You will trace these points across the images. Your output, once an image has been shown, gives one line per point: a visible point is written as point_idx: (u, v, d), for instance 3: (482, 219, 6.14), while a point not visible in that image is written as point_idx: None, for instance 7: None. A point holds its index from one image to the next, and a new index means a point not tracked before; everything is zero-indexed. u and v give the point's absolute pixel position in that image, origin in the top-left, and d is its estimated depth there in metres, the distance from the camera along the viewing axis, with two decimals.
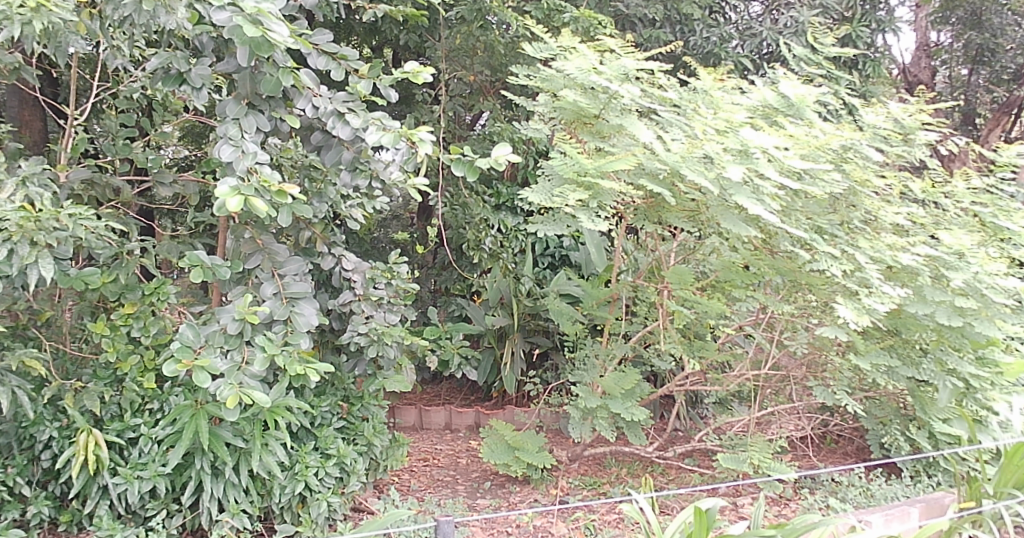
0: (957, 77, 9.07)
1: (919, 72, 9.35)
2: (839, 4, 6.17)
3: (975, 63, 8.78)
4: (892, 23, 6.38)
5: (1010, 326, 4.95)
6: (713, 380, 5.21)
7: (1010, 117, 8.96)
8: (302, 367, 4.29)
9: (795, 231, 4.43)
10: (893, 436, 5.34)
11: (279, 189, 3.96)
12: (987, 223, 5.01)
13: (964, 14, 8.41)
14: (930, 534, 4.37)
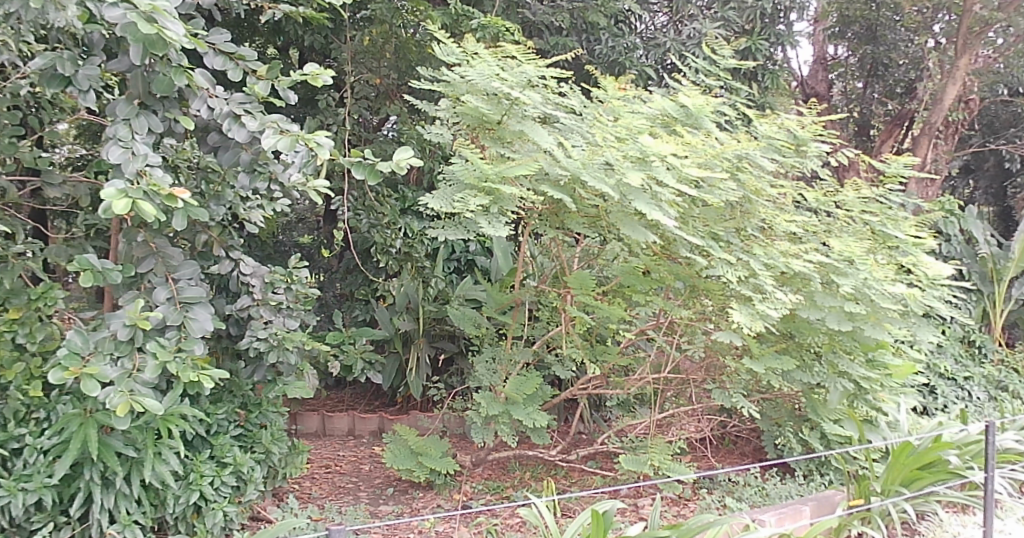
0: (853, 90, 9.48)
1: (816, 84, 9.37)
2: (741, 19, 6.31)
3: (869, 76, 9.25)
4: (791, 38, 6.56)
5: (897, 330, 5.10)
6: (615, 383, 5.26)
7: (902, 130, 9.18)
8: (197, 374, 4.17)
9: (691, 238, 4.52)
10: (787, 437, 5.46)
11: (171, 191, 3.77)
12: (876, 232, 5.10)
13: (860, 30, 8.92)
14: (820, 532, 4.51)
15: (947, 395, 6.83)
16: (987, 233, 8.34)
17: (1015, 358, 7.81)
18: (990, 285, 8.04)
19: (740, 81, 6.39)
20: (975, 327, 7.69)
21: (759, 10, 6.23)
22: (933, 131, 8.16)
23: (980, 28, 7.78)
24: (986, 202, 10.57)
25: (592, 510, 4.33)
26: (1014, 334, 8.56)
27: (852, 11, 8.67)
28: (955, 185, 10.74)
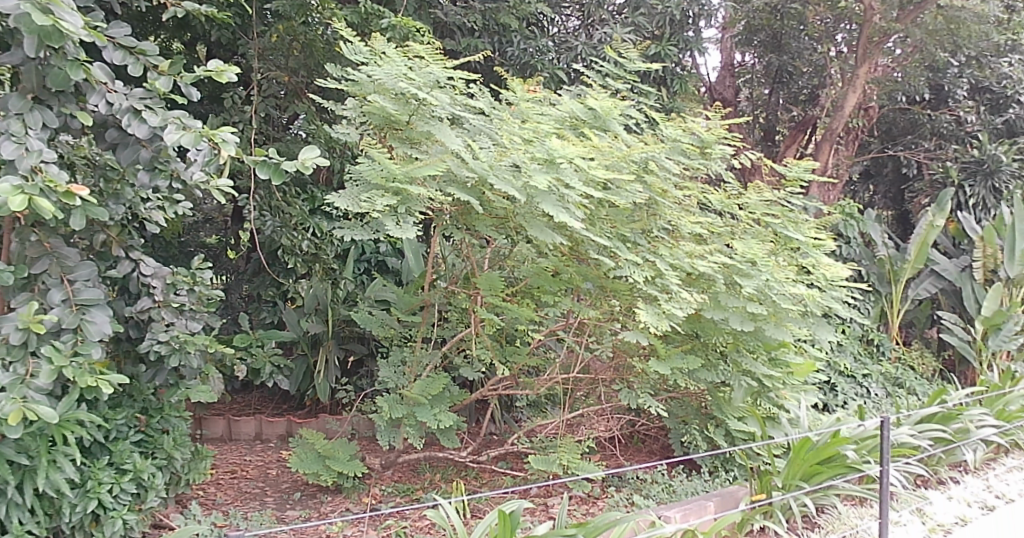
0: (759, 96, 9.85)
1: (723, 90, 9.57)
2: (651, 24, 6.51)
3: (774, 83, 9.64)
4: (700, 44, 6.70)
5: (798, 329, 5.22)
6: (524, 384, 5.30)
7: (804, 136, 9.70)
8: (95, 378, 3.99)
9: (597, 239, 4.59)
10: (693, 435, 5.56)
11: (69, 189, 3.65)
12: (778, 234, 5.23)
13: (766, 38, 9.19)
14: (724, 527, 4.61)
15: (847, 392, 7.14)
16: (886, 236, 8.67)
17: (911, 355, 8.16)
18: (887, 285, 8.35)
19: (649, 84, 6.52)
20: (874, 327, 8.01)
21: (668, 17, 6.46)
22: (833, 138, 8.82)
23: (880, 39, 8.29)
24: (885, 206, 10.80)
25: (499, 510, 4.34)
26: (911, 333, 8.93)
27: (758, 21, 8.82)
28: (855, 190, 11.04)
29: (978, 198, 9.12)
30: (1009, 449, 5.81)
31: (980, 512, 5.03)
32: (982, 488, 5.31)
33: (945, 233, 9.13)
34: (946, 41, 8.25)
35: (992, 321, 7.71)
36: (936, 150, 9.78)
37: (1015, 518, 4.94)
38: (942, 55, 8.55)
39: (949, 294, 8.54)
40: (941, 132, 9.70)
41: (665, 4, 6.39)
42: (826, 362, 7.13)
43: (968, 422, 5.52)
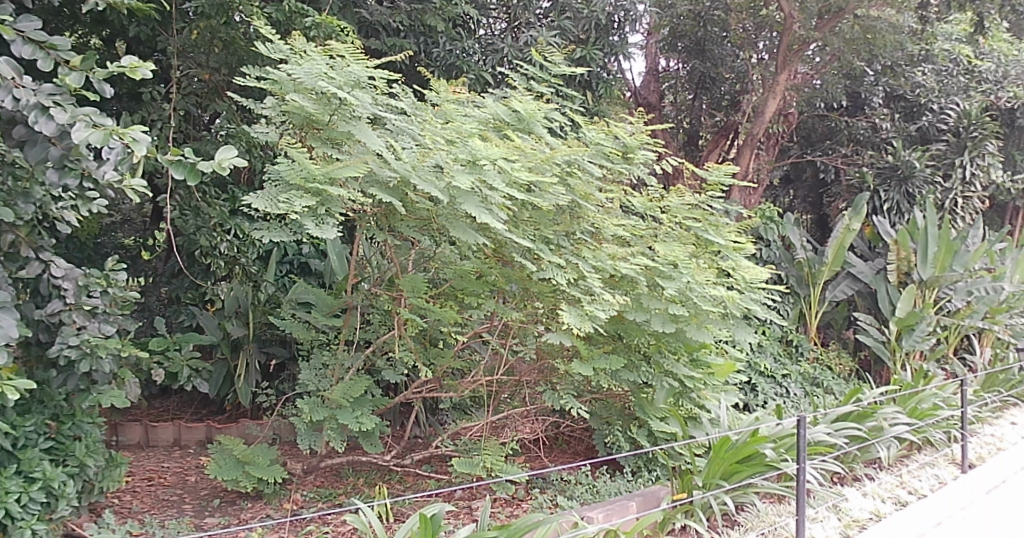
0: (683, 102, 10.08)
1: (648, 95, 9.61)
2: (576, 28, 6.68)
3: (697, 88, 9.92)
4: (625, 49, 6.92)
5: (717, 331, 5.30)
6: (448, 387, 5.33)
7: (726, 141, 10.00)
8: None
9: (519, 240, 4.61)
10: (615, 435, 5.62)
11: None
12: (699, 237, 5.33)
13: (689, 44, 9.44)
14: (645, 526, 4.65)
15: (766, 392, 7.41)
16: (803, 239, 8.89)
17: (828, 356, 8.50)
18: (805, 288, 8.59)
19: (574, 88, 6.64)
20: (792, 328, 8.28)
21: (593, 21, 6.59)
22: (754, 143, 8.92)
23: (799, 46, 8.41)
24: (804, 210, 11.13)
25: (421, 513, 4.32)
26: (829, 334, 9.29)
27: (682, 28, 9.10)
28: (775, 194, 11.19)
29: (893, 203, 9.45)
30: (922, 446, 6.01)
31: (893, 507, 5.16)
32: (896, 484, 5.45)
33: (861, 236, 9.53)
34: (861, 50, 8.53)
35: (905, 322, 8.09)
36: (854, 155, 10.07)
37: (926, 512, 5.09)
38: (858, 64, 8.83)
39: (864, 297, 8.94)
40: (857, 137, 9.99)
41: (591, 8, 6.52)
42: (747, 363, 7.33)
43: (882, 420, 5.71)
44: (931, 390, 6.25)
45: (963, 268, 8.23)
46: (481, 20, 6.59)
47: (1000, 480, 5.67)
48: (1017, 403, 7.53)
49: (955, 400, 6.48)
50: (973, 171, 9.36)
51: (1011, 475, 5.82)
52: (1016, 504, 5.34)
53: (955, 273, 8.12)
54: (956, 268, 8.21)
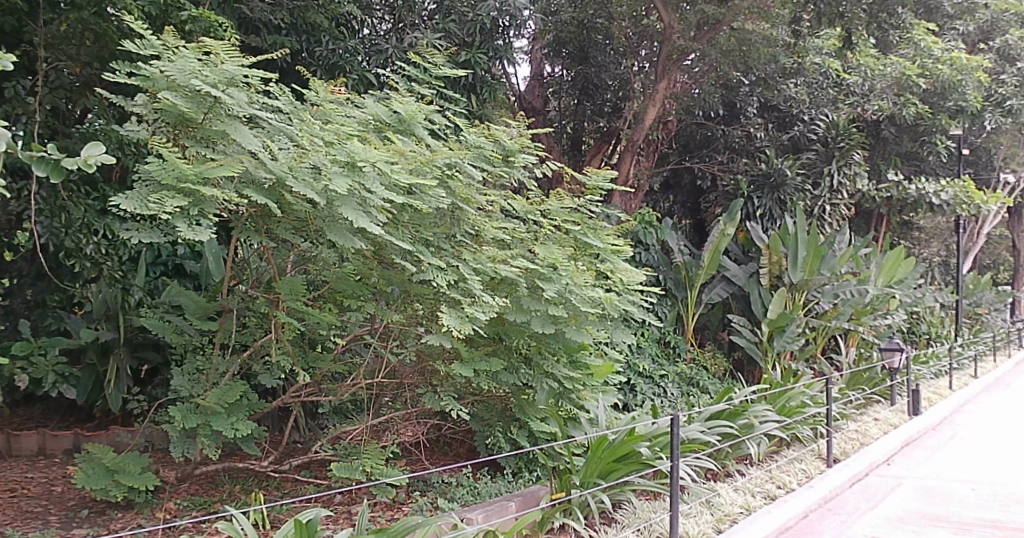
0: (568, 107, 10.59)
1: (533, 99, 10.15)
2: (460, 31, 6.84)
3: (581, 94, 10.40)
4: (509, 54, 7.16)
5: (597, 332, 5.42)
6: (327, 390, 5.39)
7: (609, 147, 10.44)
8: None
9: (398, 243, 4.57)
10: (496, 438, 5.69)
11: None
12: (577, 240, 5.48)
13: (573, 50, 9.89)
14: (524, 526, 4.67)
15: (645, 392, 8.14)
16: (681, 244, 9.75)
17: (705, 356, 9.63)
18: (683, 290, 9.51)
19: (458, 91, 6.80)
20: (670, 330, 9.19)
21: (478, 24, 6.84)
22: (634, 149, 9.38)
23: (678, 56, 8.81)
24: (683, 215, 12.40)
25: (297, 518, 4.21)
26: (705, 334, 10.42)
27: (565, 34, 9.49)
28: (656, 199, 12.30)
29: (766, 209, 10.75)
30: (790, 442, 6.33)
31: (763, 500, 5.36)
32: (766, 479, 5.66)
33: (737, 242, 10.82)
34: (737, 61, 9.11)
35: (777, 324, 9.04)
36: (729, 162, 11.32)
37: (793, 503, 5.31)
38: (734, 74, 9.37)
39: (737, 299, 10.05)
40: (732, 145, 11.25)
41: (475, 12, 6.81)
42: (626, 364, 7.99)
43: (753, 417, 5.94)
44: (798, 389, 6.62)
45: (830, 272, 9.36)
46: (365, 20, 6.73)
47: (858, 471, 6.03)
48: (880, 400, 8.30)
49: (820, 398, 6.97)
50: (839, 180, 10.94)
51: (869, 468, 6.21)
52: (873, 495, 5.68)
53: (822, 277, 9.26)
54: (823, 273, 9.33)
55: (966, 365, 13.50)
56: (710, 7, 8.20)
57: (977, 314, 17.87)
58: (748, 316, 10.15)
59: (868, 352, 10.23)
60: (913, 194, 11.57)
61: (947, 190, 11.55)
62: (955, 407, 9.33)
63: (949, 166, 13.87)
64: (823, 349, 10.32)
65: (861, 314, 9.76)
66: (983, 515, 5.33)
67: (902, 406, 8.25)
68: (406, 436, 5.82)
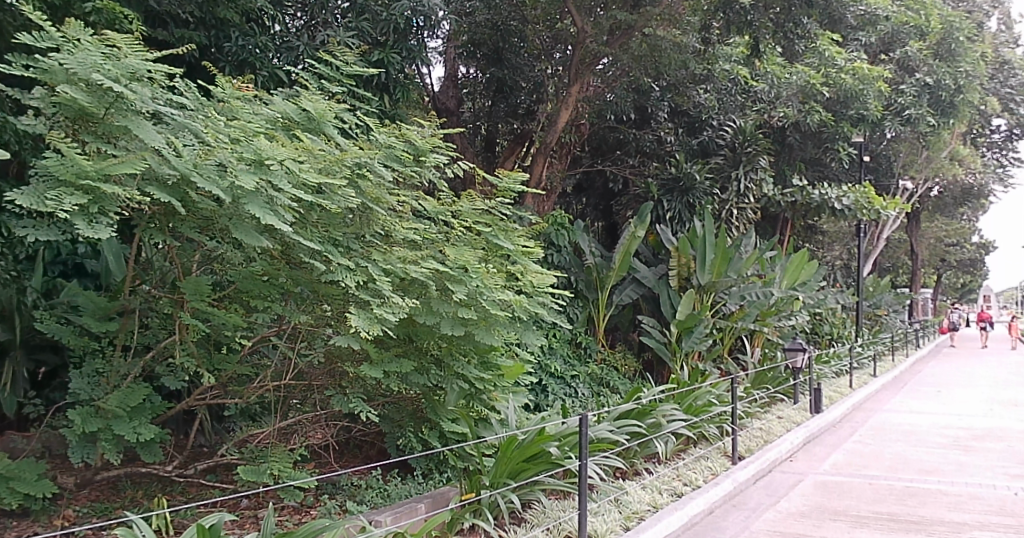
0: (482, 108, 11.08)
1: (446, 99, 10.64)
2: (374, 30, 6.90)
3: (495, 95, 10.84)
4: (422, 54, 7.20)
5: (506, 333, 5.47)
6: (233, 392, 5.37)
7: (522, 149, 10.90)
8: None
9: (305, 243, 4.48)
10: (408, 438, 5.72)
11: None
12: (488, 242, 5.56)
13: (487, 52, 10.25)
14: (435, 527, 4.64)
15: (555, 393, 8.49)
16: (590, 246, 10.04)
17: (615, 357, 10.14)
18: (594, 291, 9.90)
19: (372, 90, 6.87)
20: (581, 332, 9.62)
21: (391, 24, 6.85)
22: (546, 151, 9.64)
23: (590, 60, 9.19)
24: (596, 218, 13.06)
25: (198, 524, 4.03)
26: (616, 336, 11.06)
27: (480, 35, 9.81)
28: (569, 201, 13.06)
29: (675, 212, 11.18)
30: (696, 439, 6.54)
31: (670, 498, 5.44)
32: (673, 477, 5.77)
33: (647, 245, 11.29)
34: (648, 67, 9.54)
35: (685, 324, 9.53)
36: (640, 165, 11.89)
37: (698, 500, 5.43)
38: (644, 79, 9.85)
39: (646, 300, 10.59)
40: (643, 149, 11.78)
41: (388, 11, 6.80)
42: (537, 365, 8.29)
43: (661, 417, 6.08)
44: (705, 389, 6.81)
45: (737, 274, 9.88)
46: (277, 16, 6.74)
47: (761, 469, 6.24)
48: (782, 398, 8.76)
49: (726, 396, 7.26)
50: (745, 185, 11.42)
51: (772, 465, 6.46)
52: (776, 491, 5.88)
53: (728, 279, 9.75)
54: (730, 275, 9.85)
55: (865, 363, 14.35)
56: (621, 13, 8.56)
57: (877, 315, 18.98)
58: (656, 318, 10.71)
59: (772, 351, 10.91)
60: (816, 200, 12.05)
61: (848, 196, 12.00)
62: (858, 406, 9.76)
63: (849, 173, 15.59)
64: (730, 349, 10.93)
65: (765, 315, 10.40)
66: (879, 508, 5.55)
67: (806, 404, 8.89)
68: (315, 439, 5.85)
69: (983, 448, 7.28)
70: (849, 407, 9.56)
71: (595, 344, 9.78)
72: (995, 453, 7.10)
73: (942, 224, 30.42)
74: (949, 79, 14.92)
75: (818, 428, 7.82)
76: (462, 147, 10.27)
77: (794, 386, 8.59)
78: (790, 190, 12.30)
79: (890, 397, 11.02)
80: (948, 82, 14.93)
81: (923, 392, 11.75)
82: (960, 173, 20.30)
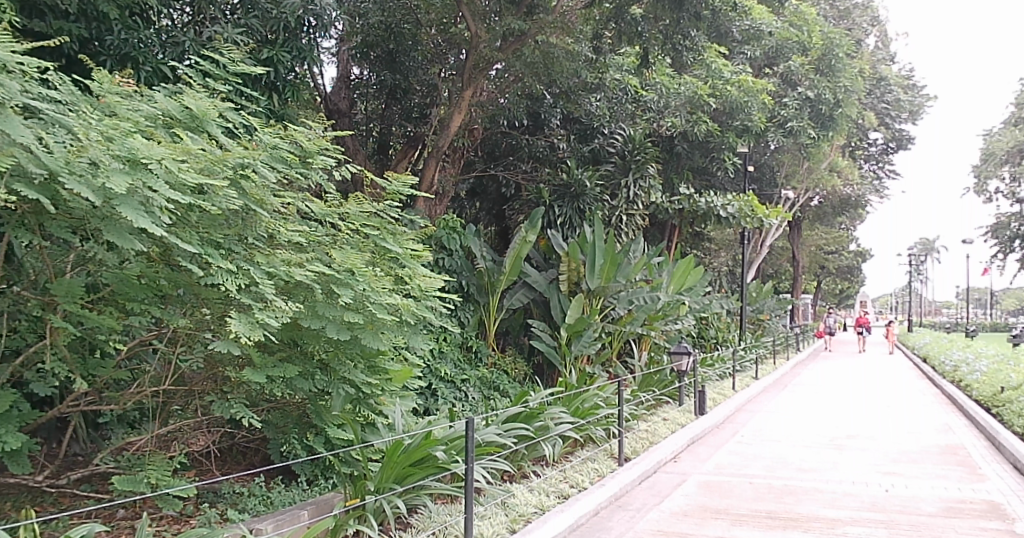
0: (375, 111, 11.54)
1: (338, 101, 10.80)
2: (263, 28, 7.08)
3: (388, 98, 11.32)
4: (312, 54, 7.40)
5: (394, 337, 5.46)
6: (109, 398, 5.18)
7: (414, 153, 11.38)
8: None
9: (184, 247, 4.24)
10: (292, 444, 5.64)
11: None
12: (376, 245, 5.62)
13: (381, 54, 10.75)
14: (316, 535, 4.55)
15: (445, 396, 8.81)
16: (482, 249, 10.16)
17: (506, 361, 10.35)
18: (485, 296, 10.13)
19: (259, 89, 6.97)
20: (472, 336, 9.86)
21: (281, 22, 7.06)
22: (439, 155, 9.75)
23: (484, 65, 9.40)
24: (489, 221, 13.08)
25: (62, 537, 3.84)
26: (507, 339, 11.16)
27: (372, 37, 10.33)
28: (462, 206, 13.08)
29: (565, 218, 11.35)
30: (583, 442, 6.74)
31: (557, 499, 5.53)
32: (561, 479, 5.89)
33: (538, 249, 11.48)
34: (541, 74, 9.88)
35: (574, 328, 9.71)
36: (532, 171, 12.10)
37: (584, 501, 5.51)
38: (537, 85, 10.16)
39: (537, 304, 10.69)
40: (535, 155, 12.08)
41: (278, 10, 7.00)
42: (427, 370, 8.57)
43: (548, 420, 6.22)
44: (593, 391, 7.05)
45: (626, 279, 10.12)
46: (163, 10, 6.76)
47: (646, 469, 6.43)
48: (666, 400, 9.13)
49: (613, 399, 7.49)
50: (635, 192, 11.88)
51: (659, 465, 6.68)
52: (661, 491, 6.06)
53: (617, 284, 9.99)
54: (619, 279, 10.08)
55: (748, 366, 15.09)
56: (515, 21, 8.88)
57: (760, 319, 19.97)
58: (548, 321, 10.86)
59: (658, 355, 11.25)
60: (702, 207, 12.67)
61: (733, 204, 12.74)
62: (741, 407, 10.19)
63: (735, 182, 16.40)
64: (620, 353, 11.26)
65: (653, 319, 10.76)
66: (758, 505, 5.76)
67: (689, 405, 9.32)
68: (197, 446, 5.77)
69: (854, 446, 7.69)
70: (737, 409, 9.95)
71: (486, 348, 10.02)
72: (864, 451, 7.50)
73: (822, 233, 32.11)
74: (829, 94, 15.84)
75: (702, 429, 8.14)
76: (351, 147, 10.34)
77: (680, 388, 9.00)
78: (678, 199, 12.82)
79: (773, 397, 11.56)
80: (828, 96, 15.85)
81: (804, 393, 12.37)
82: (839, 184, 21.59)
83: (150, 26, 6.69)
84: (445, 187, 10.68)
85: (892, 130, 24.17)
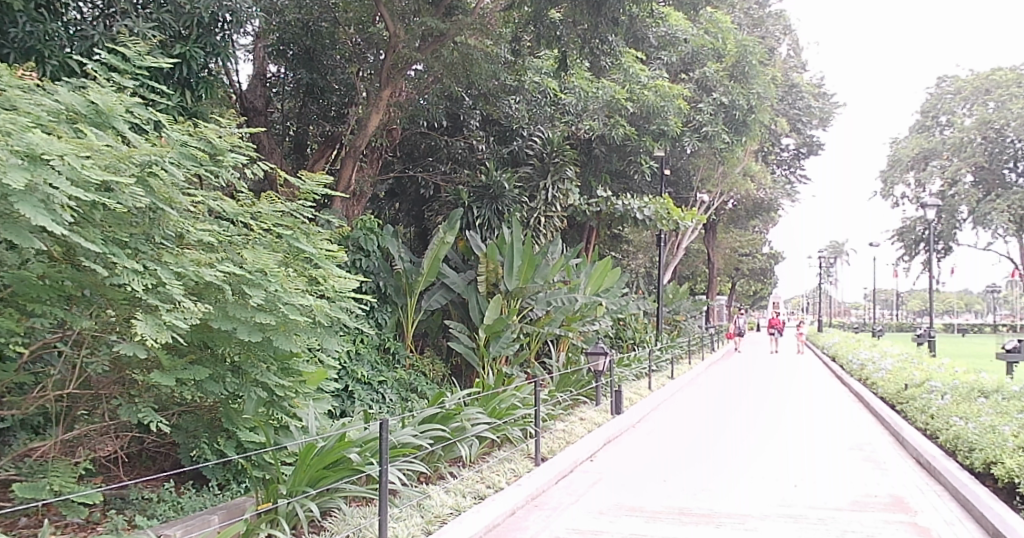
0: (292, 110, 11.42)
1: (254, 99, 10.54)
2: (176, 23, 6.96)
3: (305, 96, 11.21)
4: (227, 51, 7.27)
5: (307, 339, 5.40)
6: (9, 403, 4.97)
7: (332, 152, 11.31)
8: None
9: (87, 246, 4.07)
10: (202, 448, 5.54)
11: None
12: (288, 245, 5.57)
13: (299, 52, 10.64)
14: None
15: (362, 399, 8.79)
16: (400, 250, 10.14)
17: (423, 363, 10.35)
18: (403, 297, 10.11)
19: (171, 85, 6.92)
20: (388, 337, 9.82)
21: (195, 18, 6.98)
22: (356, 154, 9.75)
23: (402, 65, 9.37)
24: (408, 222, 13.05)
25: None
26: (426, 341, 11.16)
27: (288, 35, 10.22)
28: (382, 207, 13.05)
29: (484, 220, 11.43)
30: (499, 442, 6.79)
31: (473, 500, 5.55)
32: (477, 480, 5.93)
33: (457, 250, 11.56)
34: (459, 75, 9.94)
35: (492, 330, 9.75)
36: (451, 172, 12.14)
37: (499, 502, 5.53)
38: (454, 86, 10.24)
39: (455, 305, 10.76)
40: (455, 156, 12.14)
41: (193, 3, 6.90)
42: (344, 372, 8.51)
43: (464, 421, 6.24)
44: (510, 391, 7.13)
45: (542, 280, 10.27)
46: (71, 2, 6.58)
47: (562, 469, 6.50)
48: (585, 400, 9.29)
49: (530, 399, 7.60)
50: (553, 194, 12.10)
51: (574, 465, 6.77)
52: (576, 490, 6.13)
53: (534, 285, 10.14)
54: (536, 281, 10.23)
55: (663, 365, 15.46)
56: (433, 21, 8.87)
57: (676, 320, 20.43)
58: (467, 322, 10.92)
59: (575, 355, 11.48)
60: (619, 210, 12.88)
61: (649, 207, 13.02)
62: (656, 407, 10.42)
63: (650, 185, 16.78)
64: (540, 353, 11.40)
65: (571, 320, 10.93)
66: (671, 502, 5.87)
67: (605, 405, 9.51)
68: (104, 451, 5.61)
69: (762, 443, 7.93)
70: (653, 409, 10.17)
71: (404, 350, 10.00)
72: (772, 447, 7.75)
73: (738, 235, 32.99)
74: (742, 100, 16.37)
75: (618, 429, 8.29)
76: (266, 147, 10.23)
77: (597, 388, 9.18)
78: (594, 200, 12.94)
79: (688, 396, 11.86)
80: (741, 103, 16.39)
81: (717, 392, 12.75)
82: (752, 188, 22.30)
83: (56, 17, 6.48)
84: (363, 188, 10.62)
85: (804, 137, 25.03)
